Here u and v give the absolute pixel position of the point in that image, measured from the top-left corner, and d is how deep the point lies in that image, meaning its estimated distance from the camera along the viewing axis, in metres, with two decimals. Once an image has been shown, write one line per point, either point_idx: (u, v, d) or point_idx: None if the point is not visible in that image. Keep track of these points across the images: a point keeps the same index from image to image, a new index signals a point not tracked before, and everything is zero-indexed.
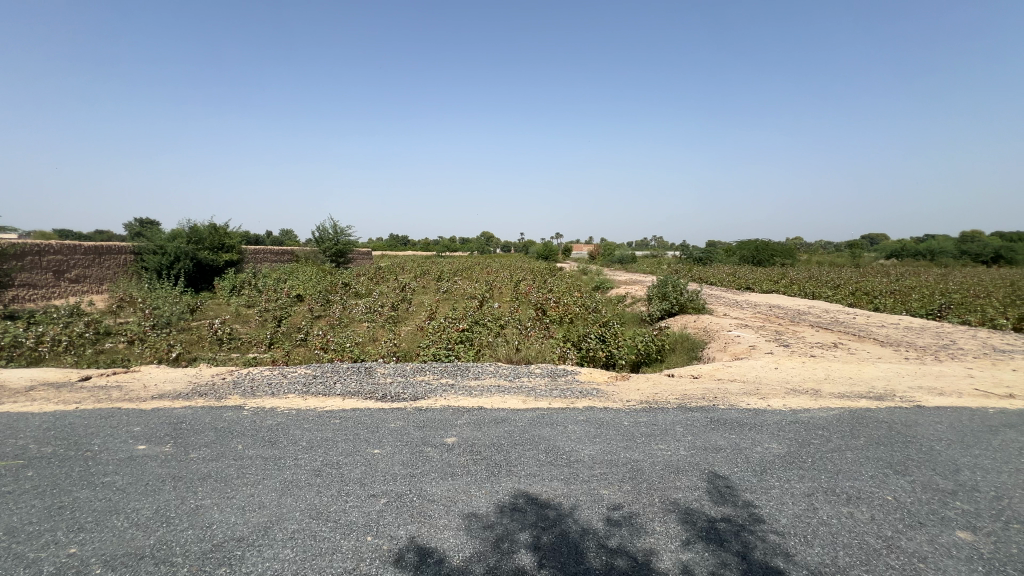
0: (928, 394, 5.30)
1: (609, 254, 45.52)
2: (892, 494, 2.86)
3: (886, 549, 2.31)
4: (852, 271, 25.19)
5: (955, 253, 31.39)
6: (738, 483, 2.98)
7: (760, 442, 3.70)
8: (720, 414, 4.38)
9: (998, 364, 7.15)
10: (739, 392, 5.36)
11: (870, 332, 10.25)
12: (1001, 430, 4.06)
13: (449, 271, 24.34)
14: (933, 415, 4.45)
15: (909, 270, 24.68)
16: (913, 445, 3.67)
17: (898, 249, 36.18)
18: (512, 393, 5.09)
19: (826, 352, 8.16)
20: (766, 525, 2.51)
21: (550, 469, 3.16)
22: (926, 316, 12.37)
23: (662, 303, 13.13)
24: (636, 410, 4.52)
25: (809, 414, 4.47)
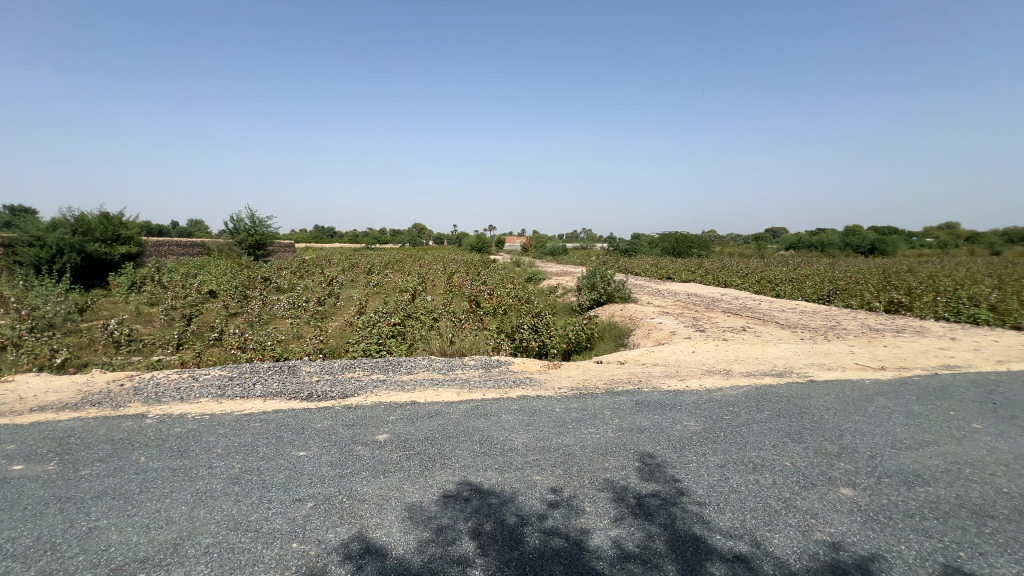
0: (819, 369, 5.99)
1: (542, 247, 46.30)
2: (791, 460, 3.20)
3: (785, 509, 2.58)
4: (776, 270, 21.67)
5: (841, 246, 35.52)
6: (661, 460, 3.18)
7: (680, 420, 3.96)
8: (644, 397, 4.65)
9: (873, 341, 8.23)
10: (661, 375, 5.73)
11: (771, 316, 11.39)
12: (875, 398, 4.69)
13: (381, 264, 22.95)
14: (823, 388, 5.04)
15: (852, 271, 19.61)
16: (807, 416, 4.12)
17: (797, 241, 40.13)
18: (446, 386, 5.05)
19: (736, 335, 8.93)
20: (688, 496, 2.71)
21: (484, 459, 3.18)
22: (817, 301, 13.94)
23: (590, 293, 13.67)
24: (567, 397, 4.68)
25: (721, 392, 4.89)
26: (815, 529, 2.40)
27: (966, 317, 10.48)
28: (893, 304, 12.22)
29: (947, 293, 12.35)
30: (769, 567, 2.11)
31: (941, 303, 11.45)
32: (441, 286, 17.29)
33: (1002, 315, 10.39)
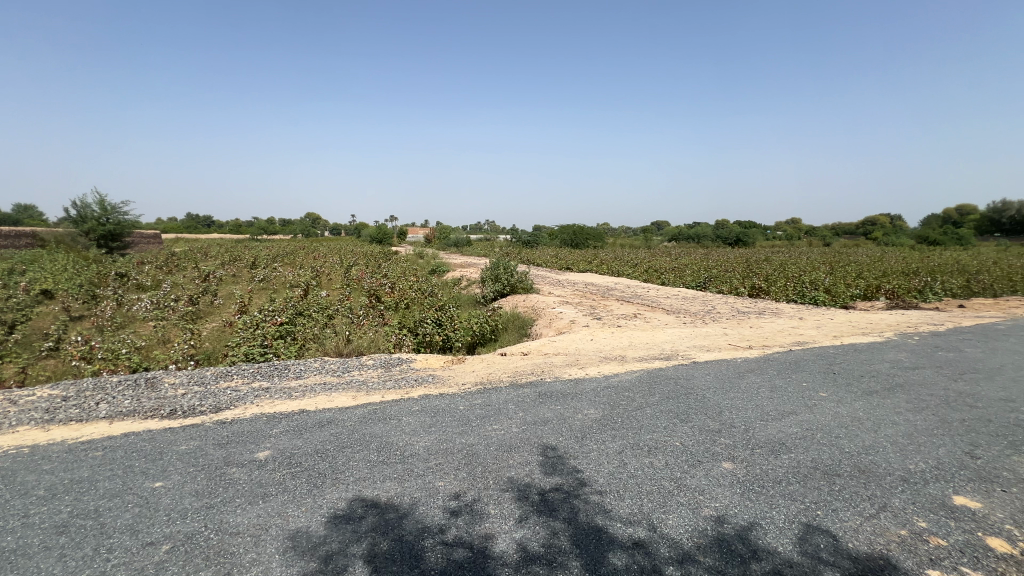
0: (700, 351, 6.60)
1: (445, 238, 45.84)
2: (680, 440, 3.42)
3: (677, 490, 2.73)
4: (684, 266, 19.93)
5: (712, 238, 40.06)
6: (563, 452, 3.20)
7: (581, 409, 4.06)
8: (547, 388, 4.71)
9: (741, 323, 9.31)
10: (563, 364, 5.87)
11: (659, 302, 12.38)
12: (746, 375, 5.26)
13: (267, 256, 20.91)
14: (704, 368, 5.53)
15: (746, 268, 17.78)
16: (692, 396, 4.47)
17: (677, 233, 44.39)
18: (341, 390, 4.65)
19: (629, 322, 9.54)
20: (590, 487, 2.75)
21: (383, 468, 2.95)
22: (695, 288, 15.48)
23: (494, 284, 13.72)
24: (471, 393, 4.57)
25: (618, 378, 5.13)
26: (702, 506, 2.56)
27: (809, 299, 12.36)
28: (754, 289, 14.00)
29: (794, 279, 14.46)
30: (665, 549, 2.19)
31: (790, 288, 13.37)
32: (337, 280, 16.21)
33: (834, 296, 12.42)
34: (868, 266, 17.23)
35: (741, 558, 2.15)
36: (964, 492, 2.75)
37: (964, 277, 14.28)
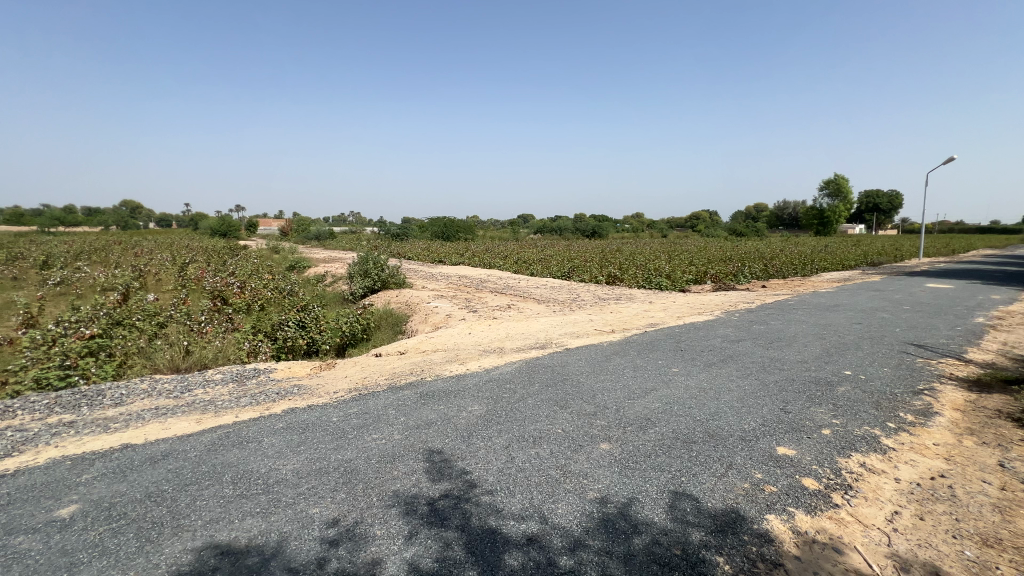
0: (570, 338, 7.01)
1: (305, 231, 41.92)
2: (561, 427, 3.55)
3: (563, 477, 2.81)
4: (550, 257, 20.95)
5: (573, 231, 43.26)
6: (450, 454, 3.10)
7: (465, 406, 3.99)
8: (428, 387, 4.54)
9: (603, 309, 10.16)
10: (443, 361, 5.74)
11: (530, 293, 12.91)
12: (612, 357, 5.72)
13: (64, 253, 16.77)
14: (576, 354, 5.88)
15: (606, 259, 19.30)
16: (568, 382, 4.70)
17: (543, 226, 46.96)
18: (179, 415, 3.88)
19: (504, 313, 9.75)
20: (480, 488, 2.69)
21: (242, 504, 2.52)
22: (561, 278, 16.49)
23: (363, 280, 12.91)
24: (345, 401, 4.19)
25: (498, 370, 5.18)
26: (587, 489, 2.68)
27: (655, 284, 14.03)
28: (611, 277, 15.42)
29: (643, 267, 16.28)
30: (557, 540, 2.23)
31: (640, 275, 15.03)
32: (168, 281, 13.71)
33: (674, 281, 14.29)
34: (697, 255, 20.21)
35: (625, 534, 2.29)
36: (784, 443, 3.33)
37: (764, 263, 17.58)
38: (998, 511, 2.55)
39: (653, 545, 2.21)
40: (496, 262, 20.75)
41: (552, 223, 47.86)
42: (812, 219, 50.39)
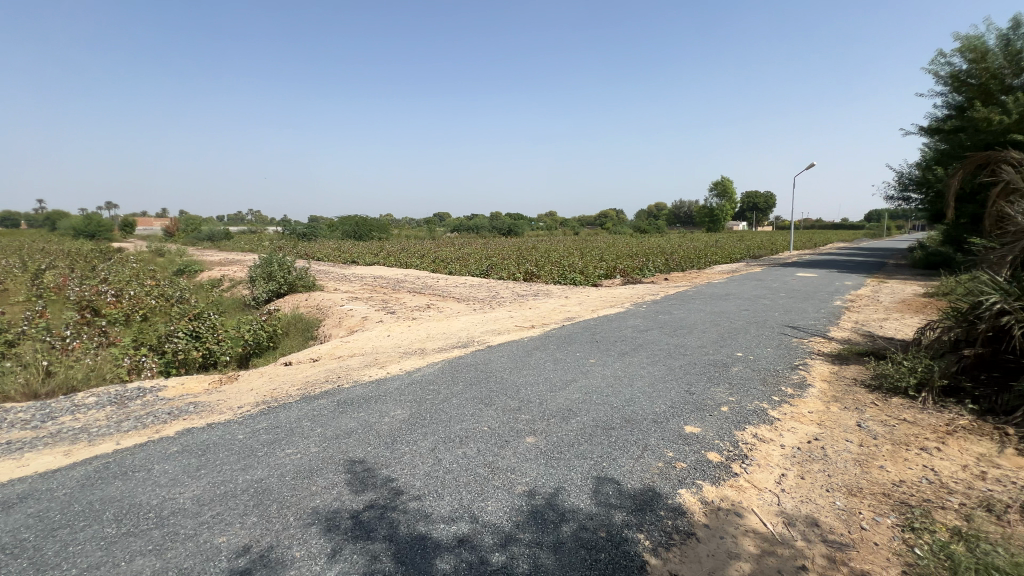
0: (492, 335, 7.05)
1: (194, 231, 37.69)
2: (487, 425, 3.56)
3: (491, 474, 2.82)
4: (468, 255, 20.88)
5: (490, 229, 43.58)
6: (374, 463, 2.97)
7: (387, 412, 3.85)
8: (345, 395, 4.31)
9: (522, 305, 10.35)
10: (361, 365, 5.48)
11: (449, 292, 12.77)
12: (534, 352, 5.85)
13: None
14: (498, 351, 5.93)
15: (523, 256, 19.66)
16: (492, 379, 4.72)
17: (459, 224, 46.72)
18: (40, 449, 3.30)
19: (423, 313, 9.54)
20: (406, 494, 2.61)
21: (131, 543, 2.21)
22: (479, 276, 16.52)
23: (267, 284, 11.91)
24: (252, 416, 3.84)
25: (420, 372, 5.06)
26: (515, 484, 2.71)
27: (570, 280, 14.59)
28: (529, 274, 15.75)
29: (558, 263, 16.84)
30: (488, 538, 2.23)
31: (556, 272, 15.53)
32: (16, 291, 11.56)
33: (587, 277, 14.97)
34: (607, 251, 21.35)
35: (553, 523, 2.35)
36: (691, 421, 3.63)
37: (665, 257, 19.04)
38: (859, 464, 3.01)
39: (580, 531, 2.30)
40: (413, 261, 20.25)
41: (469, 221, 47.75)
42: (704, 217, 55.53)
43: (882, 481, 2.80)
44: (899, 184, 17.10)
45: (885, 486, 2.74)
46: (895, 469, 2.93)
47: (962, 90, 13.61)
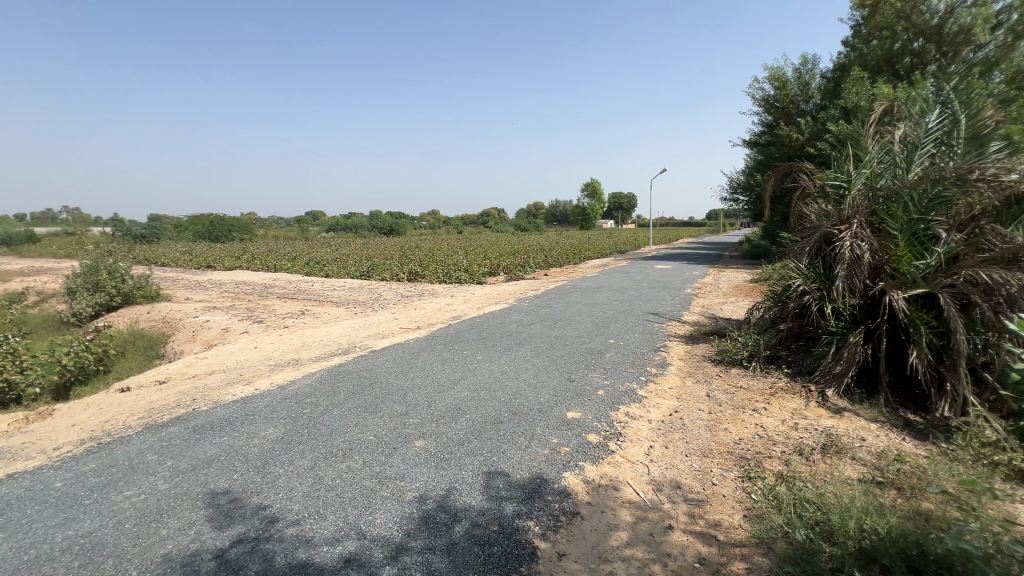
0: (375, 339, 6.73)
1: None
2: (373, 433, 3.39)
3: (379, 485, 2.70)
4: (347, 256, 19.69)
5: (369, 229, 41.63)
6: (241, 492, 2.64)
7: (255, 433, 3.46)
8: (203, 418, 3.77)
9: (406, 306, 10.07)
10: (222, 384, 4.84)
11: (326, 296, 11.91)
12: (420, 354, 5.72)
13: None
14: (383, 355, 5.69)
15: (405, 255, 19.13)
16: (376, 385, 4.51)
17: (335, 224, 43.76)
18: None
19: (297, 320, 8.76)
20: (283, 521, 2.37)
21: None
22: (360, 277, 15.67)
23: (92, 296, 9.89)
24: (75, 457, 3.16)
25: (295, 385, 4.63)
26: (405, 491, 2.63)
27: (455, 279, 14.58)
28: (413, 274, 15.36)
29: (442, 262, 16.71)
30: (378, 553, 2.13)
31: (440, 271, 15.38)
32: None
33: (472, 275, 15.10)
34: (490, 249, 21.76)
35: (445, 525, 2.33)
36: (572, 408, 3.87)
37: (545, 254, 20.03)
38: (709, 429, 3.49)
39: (472, 528, 2.31)
40: (282, 264, 18.45)
41: (346, 220, 45.01)
42: (578, 216, 59.61)
43: (726, 441, 3.28)
44: (730, 188, 20.20)
45: (729, 445, 3.22)
46: (736, 429, 3.45)
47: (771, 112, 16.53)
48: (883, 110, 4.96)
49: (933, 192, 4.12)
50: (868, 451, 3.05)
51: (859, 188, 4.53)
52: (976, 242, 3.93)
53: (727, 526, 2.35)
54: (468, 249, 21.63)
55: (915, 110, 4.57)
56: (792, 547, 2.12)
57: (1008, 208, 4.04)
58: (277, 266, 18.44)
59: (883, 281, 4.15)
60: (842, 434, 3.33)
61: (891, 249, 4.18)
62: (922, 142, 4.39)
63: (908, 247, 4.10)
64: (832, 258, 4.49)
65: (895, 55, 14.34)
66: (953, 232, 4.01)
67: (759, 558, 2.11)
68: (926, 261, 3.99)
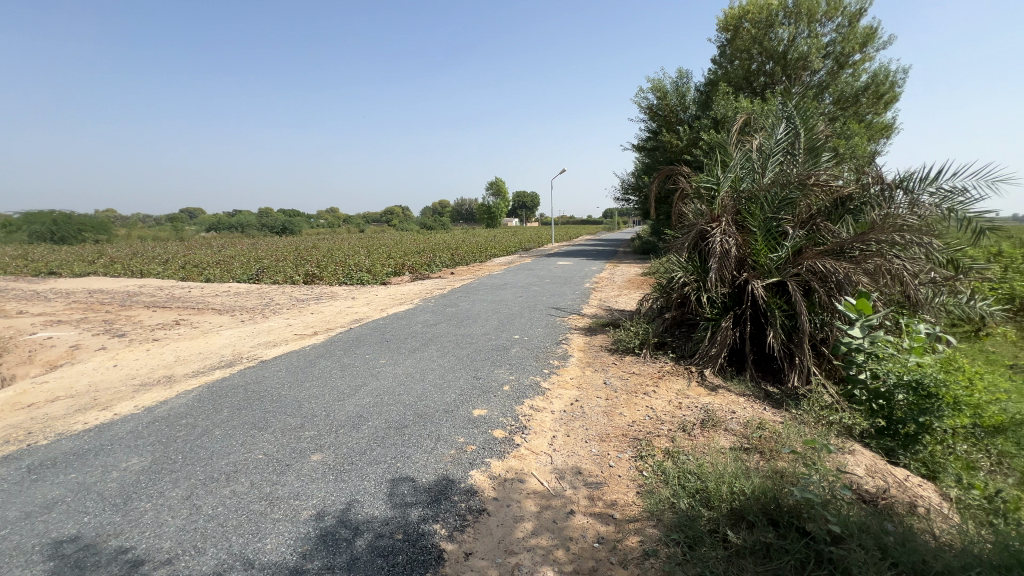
0: (265, 348, 6.16)
1: None
2: (262, 452, 3.10)
3: (270, 507, 2.47)
4: (232, 258, 17.80)
5: (258, 228, 38.05)
6: (95, 536, 2.26)
7: (114, 465, 2.98)
8: (42, 455, 3.16)
9: (302, 311, 9.36)
10: (68, 411, 4.10)
11: (206, 303, 10.65)
12: (317, 361, 5.34)
13: None
14: (274, 365, 5.22)
15: (301, 256, 17.82)
16: (266, 398, 4.13)
17: (216, 222, 39.32)
18: None
19: (169, 332, 7.72)
20: (151, 563, 2.07)
21: None
22: (247, 281, 14.25)
23: None
24: None
25: (166, 405, 4.08)
26: (300, 510, 2.44)
27: (356, 280, 13.89)
28: (309, 277, 14.34)
29: (342, 263, 15.81)
30: None
31: (340, 272, 14.55)
32: None
33: (374, 275, 14.49)
34: (394, 248, 21.06)
35: (346, 541, 2.20)
36: (478, 405, 3.88)
37: (451, 252, 19.90)
38: (606, 414, 3.72)
39: (376, 540, 2.21)
40: (150, 269, 16.14)
41: (229, 219, 40.65)
42: (483, 214, 60.07)
43: (621, 424, 3.52)
44: (622, 189, 21.70)
45: (624, 428, 3.45)
46: (629, 413, 3.72)
47: (655, 120, 18.04)
48: (742, 121, 5.64)
49: (783, 194, 4.75)
50: (737, 422, 3.46)
51: (727, 189, 5.09)
52: (814, 237, 4.67)
53: (622, 504, 2.52)
54: (371, 249, 20.74)
55: (769, 123, 5.26)
56: (677, 516, 2.34)
57: (836, 208, 4.87)
58: (143, 270, 16.07)
59: (746, 272, 4.72)
60: (717, 408, 3.75)
61: (752, 243, 4.75)
62: (773, 150, 5.06)
63: (765, 241, 4.68)
64: (706, 252, 5.00)
65: (752, 74, 16.42)
66: (797, 228, 4.71)
67: (650, 530, 2.29)
68: (778, 253, 4.62)
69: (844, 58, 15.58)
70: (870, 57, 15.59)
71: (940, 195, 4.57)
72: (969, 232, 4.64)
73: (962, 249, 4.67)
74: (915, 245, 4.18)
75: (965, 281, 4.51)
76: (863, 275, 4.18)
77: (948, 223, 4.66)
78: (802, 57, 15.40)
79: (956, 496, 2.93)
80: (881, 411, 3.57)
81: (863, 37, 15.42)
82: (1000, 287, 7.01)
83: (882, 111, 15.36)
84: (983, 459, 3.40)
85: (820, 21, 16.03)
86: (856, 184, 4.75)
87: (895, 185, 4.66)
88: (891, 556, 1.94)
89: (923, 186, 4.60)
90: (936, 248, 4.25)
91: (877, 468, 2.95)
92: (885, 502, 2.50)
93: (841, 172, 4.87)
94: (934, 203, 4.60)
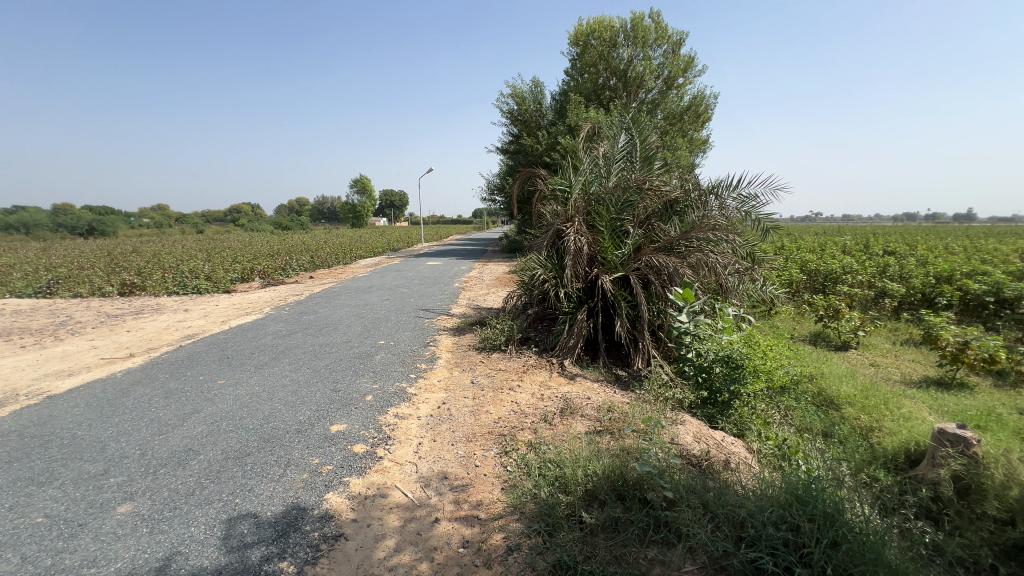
0: (57, 379, 4.91)
1: None
2: (42, 514, 2.43)
3: None
4: (9, 266, 13.97)
5: (51, 228, 30.57)
6: None
7: None
8: None
9: (114, 329, 7.71)
10: None
11: None
12: (131, 389, 4.42)
13: None
14: (68, 399, 4.19)
15: (115, 262, 14.74)
16: (52, 444, 3.27)
17: None
18: None
19: None
20: None
21: None
22: (32, 296, 11.30)
23: None
24: None
25: None
26: None
27: (192, 289, 11.94)
28: (125, 287, 11.90)
29: (172, 269, 13.48)
30: None
31: (169, 279, 12.38)
32: None
33: (215, 282, 12.63)
34: (240, 251, 18.59)
35: None
36: (337, 420, 3.59)
37: (310, 255, 18.31)
38: (473, 414, 3.72)
39: None
40: None
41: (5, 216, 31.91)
42: (347, 214, 56.60)
43: (488, 422, 3.55)
44: (488, 190, 22.18)
45: (489, 426, 3.49)
46: (495, 410, 3.78)
47: (516, 124, 18.78)
48: (589, 129, 6.11)
49: (623, 197, 5.28)
50: (592, 407, 3.74)
51: (578, 191, 5.47)
52: (650, 235, 5.27)
53: (487, 503, 2.53)
54: (212, 252, 18.06)
55: (611, 132, 5.80)
56: (539, 506, 2.42)
57: (667, 210, 5.55)
58: None
59: (596, 267, 5.13)
60: (575, 396, 4.00)
61: (600, 241, 5.18)
62: (615, 157, 5.58)
63: (611, 239, 5.14)
64: (563, 250, 5.31)
65: (599, 88, 18.03)
66: (637, 227, 5.25)
67: (513, 524, 2.33)
68: (622, 250, 5.12)
69: (671, 80, 17.97)
70: (690, 81, 18.24)
71: (740, 200, 5.51)
72: (760, 230, 5.71)
73: (756, 243, 5.71)
74: (723, 241, 4.95)
75: (759, 270, 5.51)
76: (687, 268, 4.85)
77: (746, 223, 5.66)
78: (639, 76, 17.38)
79: (757, 448, 3.55)
80: (704, 385, 4.15)
81: (684, 64, 17.97)
82: (784, 274, 8.76)
83: (700, 128, 18.09)
84: (775, 414, 4.20)
85: (651, 46, 18.23)
86: (681, 189, 5.47)
87: (709, 190, 5.49)
88: (711, 510, 2.26)
89: (729, 192, 5.50)
90: (738, 243, 5.11)
91: (701, 434, 3.43)
92: (707, 462, 2.91)
93: (669, 179, 5.57)
94: (736, 207, 5.54)
